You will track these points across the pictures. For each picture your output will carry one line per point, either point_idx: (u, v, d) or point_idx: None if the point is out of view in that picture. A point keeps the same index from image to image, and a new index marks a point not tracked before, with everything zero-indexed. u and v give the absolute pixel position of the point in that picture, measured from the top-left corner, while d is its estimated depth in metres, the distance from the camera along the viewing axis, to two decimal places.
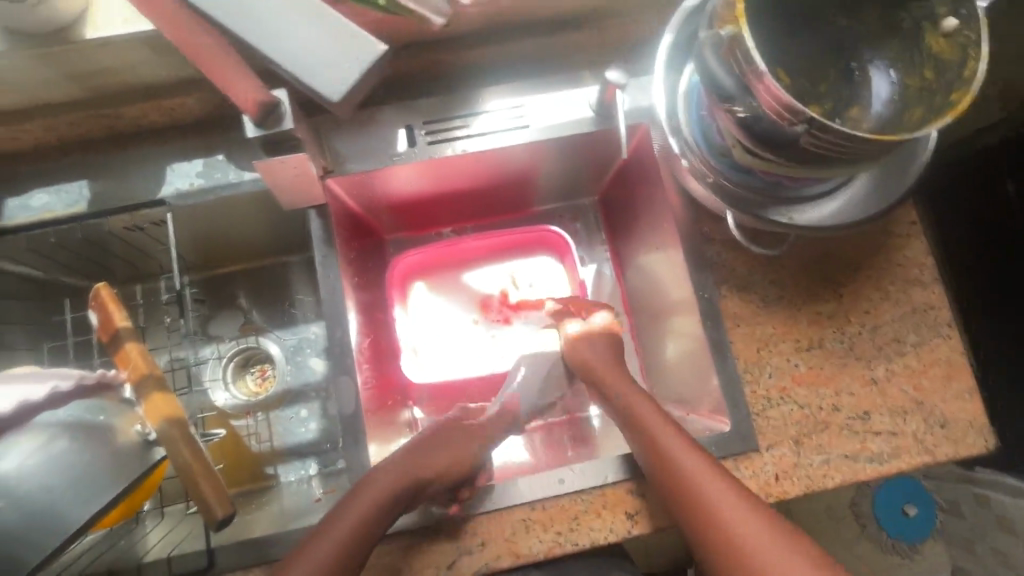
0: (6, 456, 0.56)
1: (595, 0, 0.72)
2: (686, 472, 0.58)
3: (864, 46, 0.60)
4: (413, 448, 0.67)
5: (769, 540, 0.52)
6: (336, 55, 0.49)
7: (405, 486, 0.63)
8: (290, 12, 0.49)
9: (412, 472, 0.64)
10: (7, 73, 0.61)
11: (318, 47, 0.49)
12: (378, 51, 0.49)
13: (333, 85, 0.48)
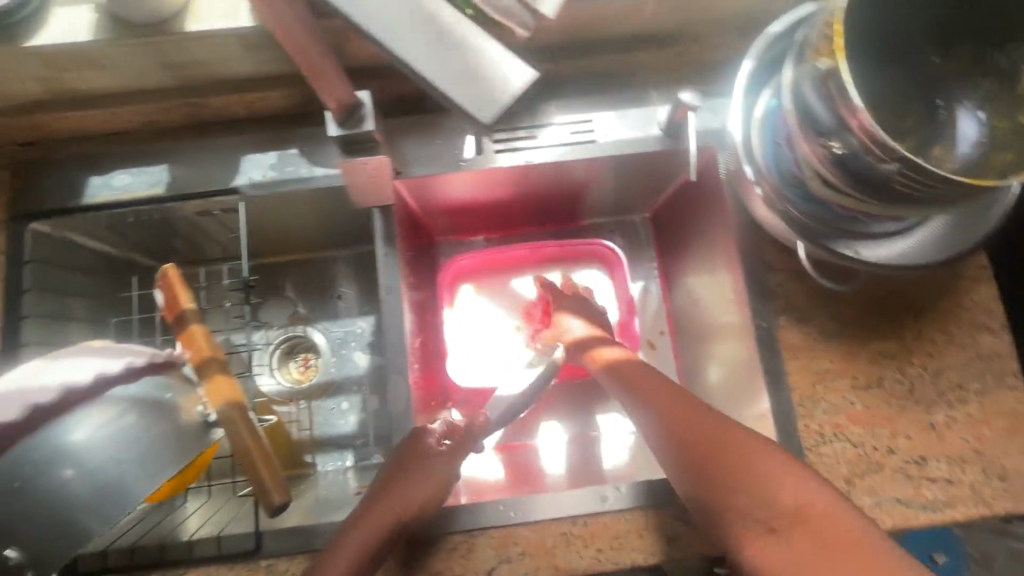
0: (79, 426, 0.57)
1: (670, 22, 0.73)
2: (741, 450, 0.55)
3: (954, 86, 0.58)
4: (389, 483, 0.63)
5: (835, 509, 0.50)
6: (487, 77, 0.47)
7: (386, 528, 0.60)
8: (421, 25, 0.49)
9: (392, 511, 0.62)
10: (111, 58, 0.65)
11: (465, 66, 0.48)
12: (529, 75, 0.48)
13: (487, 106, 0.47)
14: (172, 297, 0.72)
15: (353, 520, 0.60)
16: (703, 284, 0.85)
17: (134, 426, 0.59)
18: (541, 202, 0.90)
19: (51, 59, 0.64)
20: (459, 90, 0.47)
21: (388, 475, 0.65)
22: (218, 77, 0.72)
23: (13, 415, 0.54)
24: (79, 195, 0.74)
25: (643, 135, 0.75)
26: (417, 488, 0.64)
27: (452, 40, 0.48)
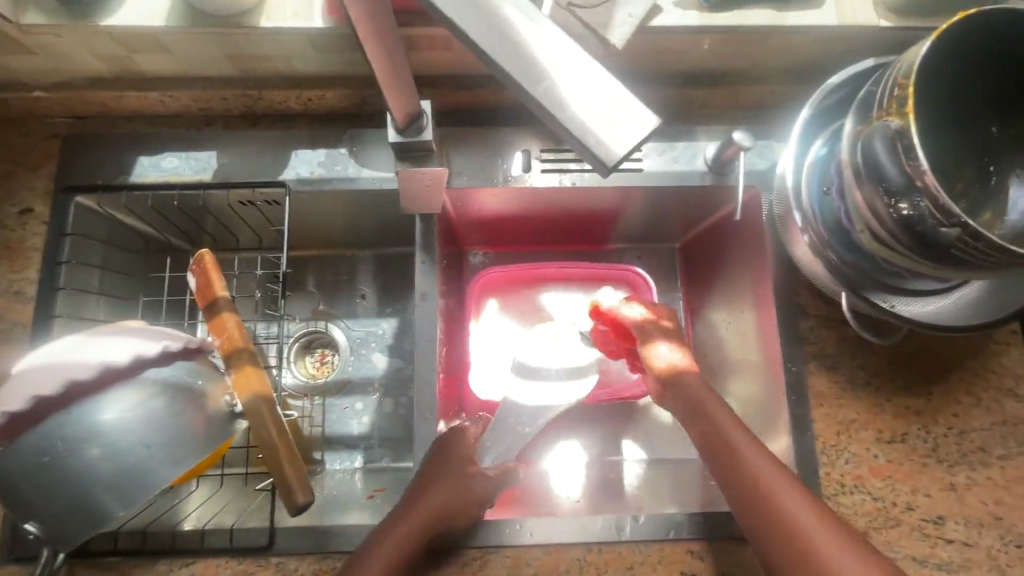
0: (111, 406, 0.56)
1: (726, 63, 0.74)
2: (753, 469, 0.58)
3: (1005, 155, 0.60)
4: (425, 489, 0.63)
5: (836, 541, 0.53)
6: (603, 102, 0.36)
7: (420, 533, 0.61)
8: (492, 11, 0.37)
9: (427, 518, 0.62)
10: (179, 43, 0.66)
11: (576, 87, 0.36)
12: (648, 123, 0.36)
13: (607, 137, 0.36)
14: (205, 281, 0.72)
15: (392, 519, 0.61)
16: (729, 324, 0.83)
17: (163, 411, 0.58)
18: (574, 222, 0.89)
19: (123, 39, 0.65)
20: (572, 128, 0.36)
21: (423, 481, 0.64)
22: (279, 72, 0.73)
23: (51, 391, 0.54)
24: (127, 172, 0.74)
25: (688, 169, 0.76)
26: (458, 496, 0.64)
27: (554, 46, 0.37)
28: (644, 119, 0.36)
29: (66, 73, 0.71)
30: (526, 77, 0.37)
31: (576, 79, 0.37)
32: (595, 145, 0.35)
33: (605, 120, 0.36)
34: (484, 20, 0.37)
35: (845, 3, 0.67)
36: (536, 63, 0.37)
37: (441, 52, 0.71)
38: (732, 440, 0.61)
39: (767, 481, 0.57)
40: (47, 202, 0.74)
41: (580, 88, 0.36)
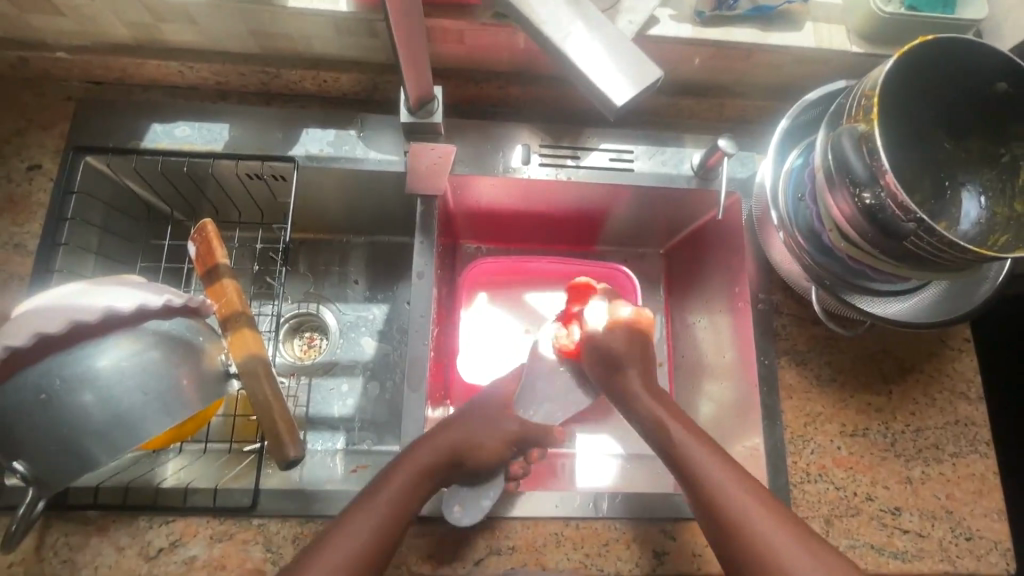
0: (104, 352, 0.56)
1: (714, 76, 0.80)
2: (691, 460, 0.61)
3: (961, 171, 0.66)
4: (448, 425, 0.69)
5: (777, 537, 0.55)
6: (611, 57, 0.42)
7: (439, 458, 0.65)
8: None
9: (445, 448, 0.66)
10: (207, 15, 0.70)
11: (589, 46, 0.42)
12: (654, 79, 0.41)
13: (615, 87, 0.41)
14: (206, 249, 0.73)
15: (394, 464, 0.63)
16: (709, 324, 0.88)
17: (161, 363, 0.59)
18: (564, 219, 0.93)
19: (153, 7, 0.69)
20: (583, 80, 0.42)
21: (425, 437, 0.67)
22: (298, 53, 0.77)
23: (56, 330, 0.54)
24: (139, 137, 0.76)
25: (676, 172, 0.81)
26: (479, 433, 0.70)
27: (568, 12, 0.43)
28: (652, 73, 0.41)
29: (90, 37, 0.74)
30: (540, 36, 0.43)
31: (595, 45, 0.42)
32: (604, 102, 0.41)
33: (609, 78, 0.41)
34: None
35: (822, 30, 0.74)
36: (539, 26, 0.43)
37: (454, 46, 0.76)
38: (677, 435, 0.63)
39: (703, 462, 0.60)
40: (56, 160, 0.76)
41: (597, 49, 0.42)
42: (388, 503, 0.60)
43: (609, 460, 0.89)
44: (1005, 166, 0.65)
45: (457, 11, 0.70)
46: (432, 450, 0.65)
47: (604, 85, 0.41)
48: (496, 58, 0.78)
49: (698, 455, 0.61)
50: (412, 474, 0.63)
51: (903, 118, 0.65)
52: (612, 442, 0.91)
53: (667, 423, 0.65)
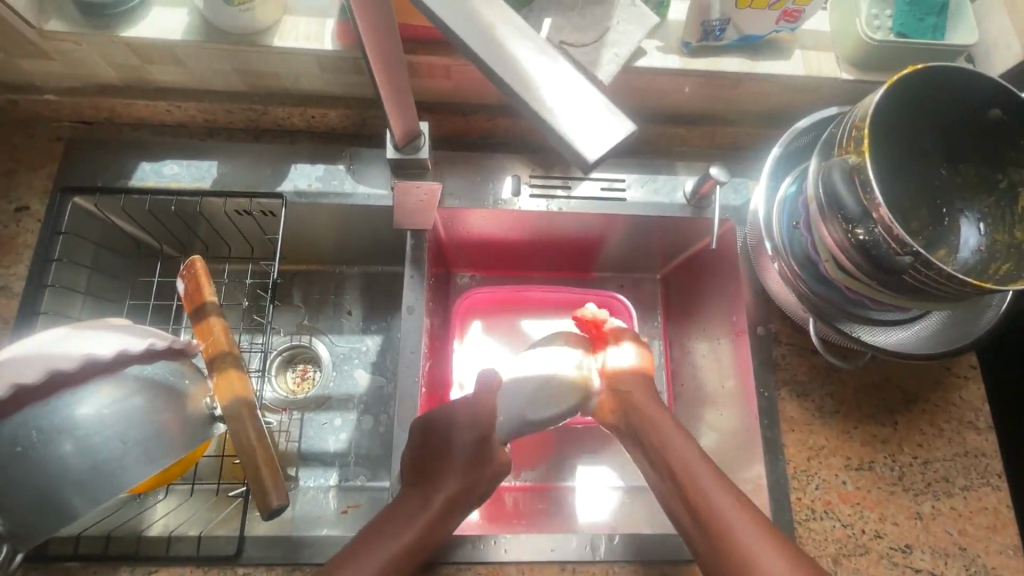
0: (85, 401, 0.55)
1: (705, 104, 0.80)
2: (699, 501, 0.59)
3: (958, 198, 0.65)
4: (443, 470, 0.66)
5: None
6: (580, 103, 0.36)
7: (441, 518, 0.63)
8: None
9: (449, 502, 0.64)
10: (192, 57, 0.70)
11: (555, 87, 0.36)
12: (625, 131, 0.36)
13: (586, 139, 0.36)
14: (194, 287, 0.72)
15: (387, 517, 0.62)
16: (708, 352, 0.85)
17: (144, 410, 0.57)
18: (559, 247, 0.91)
19: (139, 50, 0.69)
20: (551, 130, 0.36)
21: (415, 482, 0.66)
22: (286, 91, 0.77)
23: (33, 379, 0.53)
24: (128, 177, 0.76)
25: (668, 201, 0.80)
26: (474, 481, 0.67)
27: (546, 57, 0.37)
28: (623, 124, 0.36)
29: (80, 80, 0.75)
30: (518, 87, 0.36)
31: (578, 85, 0.37)
32: (575, 152, 0.36)
33: (601, 124, 0.36)
34: (474, 24, 0.37)
35: (811, 57, 0.74)
36: (499, 46, 0.37)
37: (441, 80, 0.76)
38: (688, 480, 0.61)
39: (722, 511, 0.57)
40: (44, 201, 0.75)
41: (581, 94, 0.36)
42: (384, 561, 0.58)
43: (610, 494, 0.87)
44: (1003, 192, 0.63)
45: (441, 47, 0.71)
46: (437, 490, 0.64)
47: (576, 134, 0.36)
48: (484, 91, 0.78)
49: (715, 497, 0.58)
50: (421, 513, 0.62)
51: (896, 146, 0.64)
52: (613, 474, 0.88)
53: (677, 464, 0.63)
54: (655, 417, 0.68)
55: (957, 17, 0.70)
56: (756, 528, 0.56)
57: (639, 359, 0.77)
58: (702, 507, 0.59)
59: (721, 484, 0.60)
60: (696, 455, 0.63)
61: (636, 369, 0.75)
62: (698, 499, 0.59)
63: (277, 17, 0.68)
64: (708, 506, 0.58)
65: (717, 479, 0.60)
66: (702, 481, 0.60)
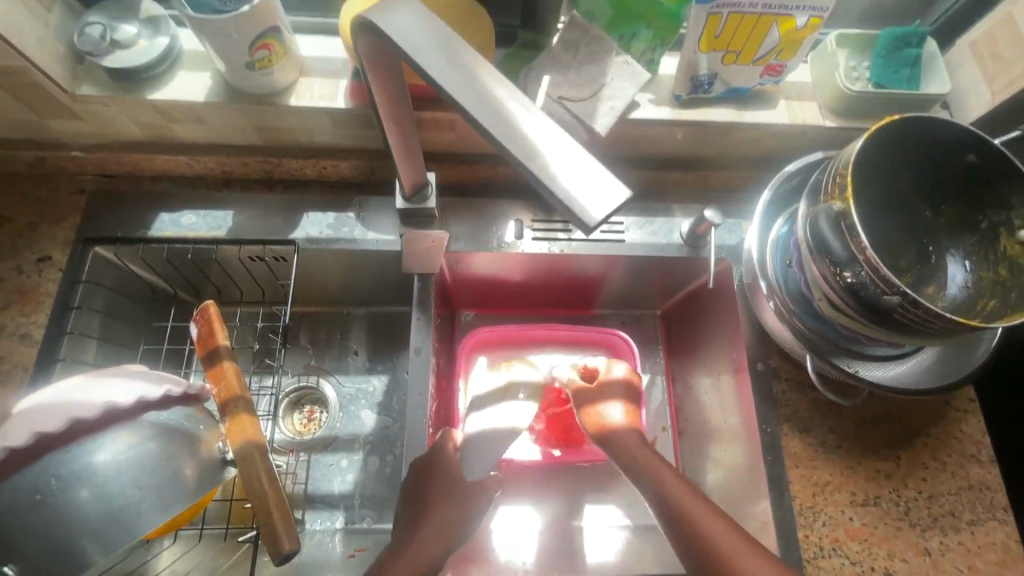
0: (101, 448, 0.56)
1: (697, 151, 0.84)
2: (703, 534, 0.59)
3: (943, 238, 0.68)
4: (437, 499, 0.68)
5: None
6: (580, 167, 0.39)
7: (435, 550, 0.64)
8: (457, 82, 0.43)
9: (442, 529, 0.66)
10: (214, 116, 0.75)
11: (556, 152, 0.39)
12: (621, 195, 0.39)
13: (587, 199, 0.38)
14: (208, 332, 0.73)
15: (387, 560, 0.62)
16: (710, 388, 0.86)
17: (158, 456, 0.58)
18: (561, 286, 0.94)
19: (164, 111, 0.73)
20: (554, 191, 0.38)
21: (411, 518, 0.67)
22: (299, 144, 0.82)
23: (54, 427, 0.54)
24: (147, 227, 0.80)
25: (665, 242, 0.84)
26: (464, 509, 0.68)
27: (547, 125, 0.40)
28: (618, 188, 0.38)
29: (106, 138, 0.79)
30: (522, 154, 0.39)
31: (576, 149, 0.40)
32: (576, 211, 0.38)
33: (600, 185, 0.38)
34: (482, 100, 0.41)
35: (795, 106, 0.78)
36: (505, 118, 0.41)
37: (447, 133, 0.80)
38: (694, 517, 0.60)
39: (729, 548, 0.57)
40: (66, 251, 0.78)
41: (579, 158, 0.39)
42: None
43: (616, 533, 0.87)
44: (985, 232, 0.66)
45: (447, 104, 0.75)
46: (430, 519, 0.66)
47: (576, 194, 0.38)
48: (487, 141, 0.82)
49: (716, 532, 0.59)
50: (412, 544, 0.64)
51: (880, 190, 0.67)
52: (619, 513, 0.88)
53: (681, 508, 0.62)
54: (654, 460, 0.69)
55: (931, 69, 0.75)
56: (759, 562, 0.56)
57: (626, 416, 0.77)
58: (705, 543, 0.58)
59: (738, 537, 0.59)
60: (693, 491, 0.64)
61: (628, 427, 0.75)
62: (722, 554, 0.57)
63: (293, 79, 0.73)
64: (712, 536, 0.59)
65: (715, 513, 0.61)
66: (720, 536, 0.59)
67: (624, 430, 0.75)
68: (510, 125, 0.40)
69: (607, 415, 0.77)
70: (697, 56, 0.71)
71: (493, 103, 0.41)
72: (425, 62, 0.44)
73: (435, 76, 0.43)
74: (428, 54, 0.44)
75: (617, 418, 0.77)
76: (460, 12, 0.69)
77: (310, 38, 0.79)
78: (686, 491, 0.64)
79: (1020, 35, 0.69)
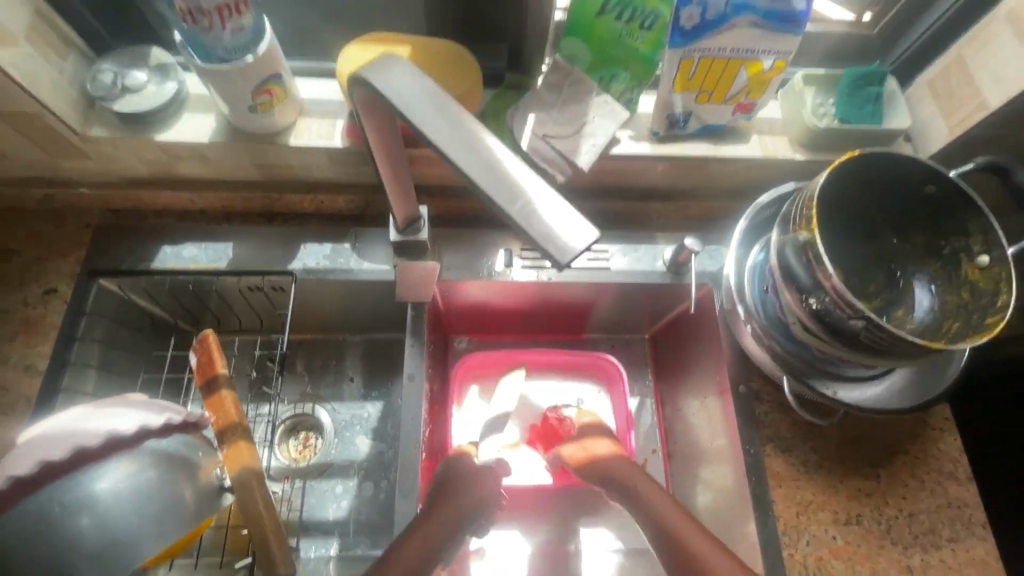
0: (103, 476, 0.58)
1: (677, 182, 0.88)
2: (692, 551, 0.57)
3: (909, 264, 0.72)
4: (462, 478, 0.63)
5: None
6: (553, 212, 0.42)
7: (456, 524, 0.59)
8: (446, 132, 0.47)
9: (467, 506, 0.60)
10: (217, 155, 0.79)
11: (533, 197, 0.43)
12: (591, 236, 0.42)
13: (560, 241, 0.41)
14: (207, 361, 0.75)
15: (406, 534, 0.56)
16: (696, 411, 0.89)
17: (158, 483, 0.60)
18: (550, 312, 0.97)
19: (170, 151, 0.77)
20: (531, 233, 0.42)
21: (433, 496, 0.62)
22: (298, 180, 0.86)
23: (59, 456, 0.56)
24: (151, 260, 0.83)
25: (649, 268, 0.87)
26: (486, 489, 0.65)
27: (527, 173, 0.44)
28: (587, 230, 0.42)
29: (112, 175, 0.83)
30: (502, 199, 0.43)
31: (551, 194, 0.43)
32: (550, 251, 0.41)
33: (571, 227, 0.42)
34: (470, 151, 0.46)
35: (767, 141, 0.83)
36: (488, 165, 0.45)
37: (439, 168, 0.84)
38: (686, 535, 0.59)
39: (715, 563, 0.55)
40: (71, 284, 0.81)
41: (552, 203, 0.43)
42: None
43: (608, 557, 0.88)
44: (948, 257, 0.70)
45: None
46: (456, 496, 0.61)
47: (550, 235, 0.41)
48: None
49: (705, 549, 0.57)
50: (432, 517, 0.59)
51: (847, 219, 0.72)
52: (611, 536, 0.89)
53: (671, 526, 0.60)
54: (642, 477, 0.67)
55: (892, 105, 0.80)
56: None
57: (612, 446, 0.74)
58: (696, 559, 0.56)
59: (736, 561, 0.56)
60: (682, 510, 0.62)
61: (616, 454, 0.72)
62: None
63: (293, 119, 0.77)
64: (701, 549, 0.57)
65: (703, 532, 0.59)
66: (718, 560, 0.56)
67: (613, 457, 0.71)
68: (494, 171, 0.44)
69: (592, 449, 0.74)
70: (672, 96, 0.76)
71: (479, 152, 0.45)
72: (417, 113, 0.48)
73: (425, 127, 0.47)
74: (419, 105, 0.48)
75: (603, 450, 0.74)
76: (448, 57, 0.74)
77: (309, 81, 0.83)
78: (680, 517, 0.61)
79: (971, 76, 0.74)
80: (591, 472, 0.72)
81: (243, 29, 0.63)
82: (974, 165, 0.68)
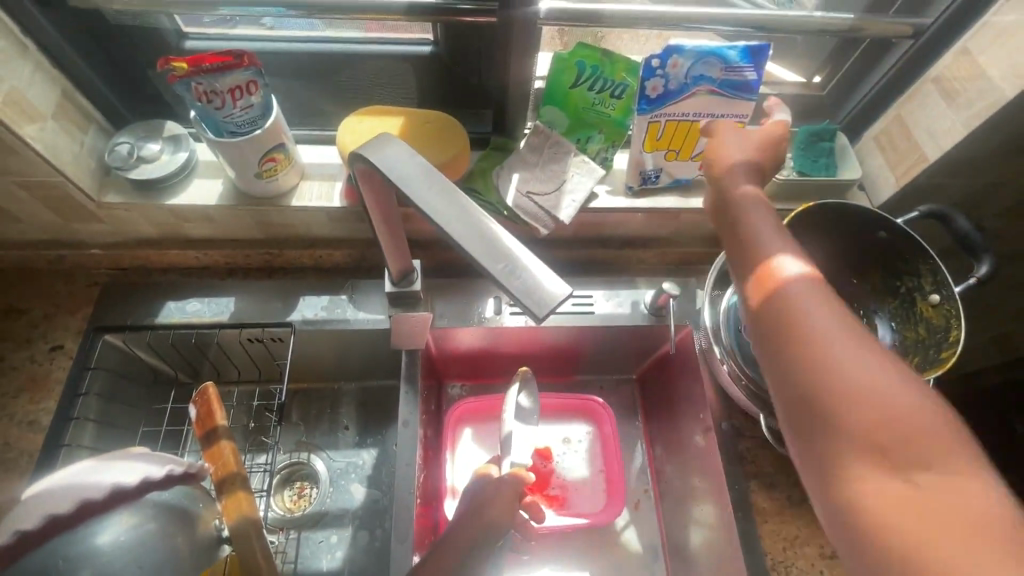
0: (105, 529, 0.59)
1: (654, 232, 0.95)
2: (794, 309, 0.47)
3: (869, 302, 0.78)
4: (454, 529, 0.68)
5: (891, 403, 0.42)
6: (532, 273, 0.47)
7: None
8: (438, 200, 0.52)
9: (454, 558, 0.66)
10: (223, 216, 0.84)
11: (512, 261, 0.47)
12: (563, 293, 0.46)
13: (537, 298, 0.45)
14: (206, 412, 0.78)
15: None
16: (684, 449, 0.92)
17: (157, 534, 0.62)
18: (539, 355, 1.01)
19: (179, 213, 0.83)
20: (511, 291, 0.46)
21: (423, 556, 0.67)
22: (299, 237, 0.91)
23: (65, 509, 0.57)
24: (155, 315, 0.86)
25: (632, 312, 0.92)
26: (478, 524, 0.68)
27: (508, 239, 0.49)
28: (560, 288, 0.46)
29: (122, 236, 0.88)
30: (487, 263, 0.48)
31: (529, 257, 0.48)
32: (528, 306, 0.45)
33: (546, 284, 0.46)
34: (462, 221, 0.51)
35: None
36: (479, 232, 0.50)
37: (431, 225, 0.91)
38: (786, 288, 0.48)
39: (819, 318, 0.46)
40: (77, 340, 0.85)
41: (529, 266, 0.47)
42: None
43: None
44: (903, 296, 0.75)
45: None
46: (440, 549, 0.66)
47: (527, 293, 0.46)
48: None
49: (815, 307, 0.47)
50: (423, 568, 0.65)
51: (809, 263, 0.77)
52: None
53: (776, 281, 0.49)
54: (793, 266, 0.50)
55: (845, 158, 0.88)
56: (857, 346, 0.45)
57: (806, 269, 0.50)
58: (798, 315, 0.47)
59: (934, 435, 0.42)
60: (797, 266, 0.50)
61: (814, 284, 0.48)
62: (907, 453, 0.41)
63: (294, 182, 0.83)
64: (810, 307, 0.47)
65: (814, 290, 0.48)
66: (913, 418, 0.42)
67: (814, 288, 0.48)
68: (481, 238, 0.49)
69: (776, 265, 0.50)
70: (643, 155, 0.83)
71: (472, 219, 0.51)
72: (409, 183, 0.54)
73: (419, 198, 0.53)
74: (412, 177, 0.54)
75: (795, 272, 0.49)
76: (439, 127, 0.81)
77: (310, 148, 0.90)
78: (874, 379, 0.43)
79: (910, 132, 0.82)
80: (776, 296, 0.48)
81: (252, 106, 0.71)
82: (917, 213, 0.75)
